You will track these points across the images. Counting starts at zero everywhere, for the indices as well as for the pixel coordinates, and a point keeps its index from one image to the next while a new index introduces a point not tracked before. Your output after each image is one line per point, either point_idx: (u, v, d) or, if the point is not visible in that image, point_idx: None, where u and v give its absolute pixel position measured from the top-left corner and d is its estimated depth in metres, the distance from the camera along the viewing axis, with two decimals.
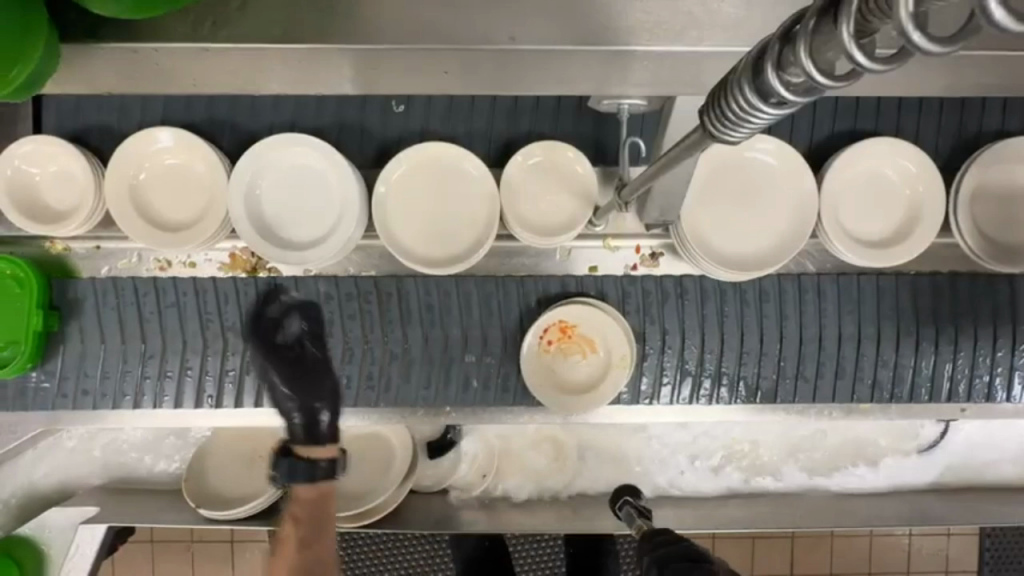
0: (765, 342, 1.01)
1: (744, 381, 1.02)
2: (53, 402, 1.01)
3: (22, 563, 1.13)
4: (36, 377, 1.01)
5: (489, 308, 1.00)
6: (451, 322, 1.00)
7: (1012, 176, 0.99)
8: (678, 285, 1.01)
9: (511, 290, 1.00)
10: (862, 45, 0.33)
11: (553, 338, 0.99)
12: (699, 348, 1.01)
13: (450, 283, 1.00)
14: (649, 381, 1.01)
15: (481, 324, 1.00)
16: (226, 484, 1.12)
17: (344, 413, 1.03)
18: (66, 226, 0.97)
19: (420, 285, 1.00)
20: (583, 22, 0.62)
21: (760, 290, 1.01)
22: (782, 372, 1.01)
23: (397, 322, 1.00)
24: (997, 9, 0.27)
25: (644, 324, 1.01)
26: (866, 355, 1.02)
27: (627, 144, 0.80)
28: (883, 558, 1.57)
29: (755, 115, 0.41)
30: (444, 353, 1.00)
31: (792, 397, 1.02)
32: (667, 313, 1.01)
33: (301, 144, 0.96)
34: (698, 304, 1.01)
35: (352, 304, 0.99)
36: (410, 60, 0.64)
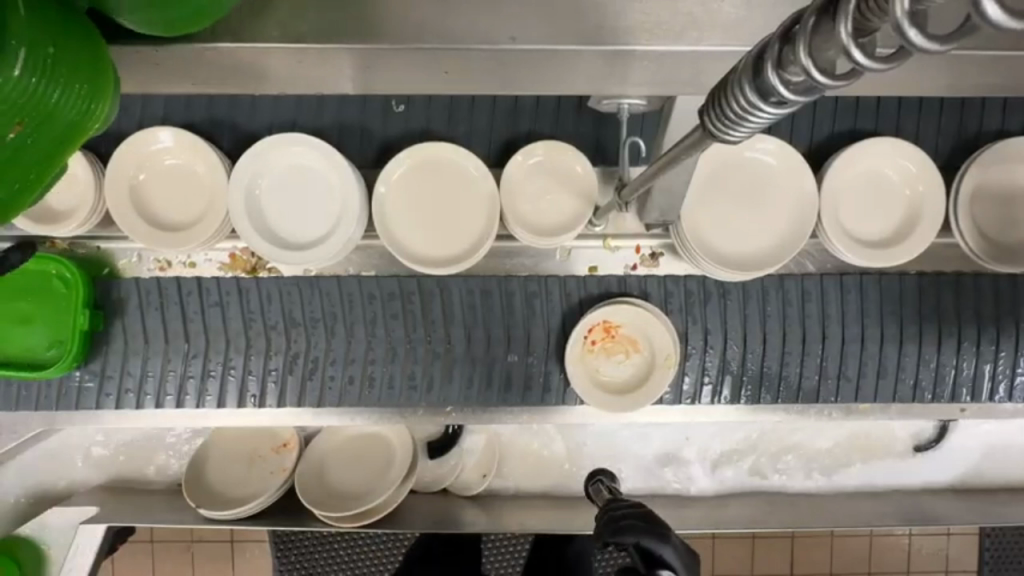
0: (806, 342, 1.01)
1: (786, 381, 1.02)
2: (99, 401, 1.02)
3: (22, 563, 1.14)
4: (82, 377, 1.01)
5: (531, 308, 1.01)
6: (494, 321, 1.00)
7: (1012, 176, 0.99)
8: (720, 285, 1.01)
9: (554, 289, 1.01)
10: (861, 44, 0.33)
11: (598, 337, 1.00)
12: (742, 348, 1.01)
13: (493, 281, 1.00)
14: (692, 381, 1.02)
15: (524, 325, 1.00)
16: (226, 483, 1.12)
17: (345, 415, 1.02)
18: (65, 227, 0.97)
19: (463, 284, 1.00)
20: (583, 21, 0.62)
21: (802, 290, 1.01)
22: (824, 373, 1.02)
23: (440, 322, 1.00)
24: (990, 6, 0.27)
25: (686, 324, 1.01)
26: (908, 355, 1.02)
27: (628, 144, 0.80)
28: (882, 558, 1.58)
29: (754, 115, 0.41)
30: (488, 353, 1.00)
31: (833, 397, 1.02)
32: (710, 312, 1.01)
33: (300, 144, 0.96)
34: (741, 304, 1.01)
35: (395, 304, 1.00)
36: (410, 60, 0.64)
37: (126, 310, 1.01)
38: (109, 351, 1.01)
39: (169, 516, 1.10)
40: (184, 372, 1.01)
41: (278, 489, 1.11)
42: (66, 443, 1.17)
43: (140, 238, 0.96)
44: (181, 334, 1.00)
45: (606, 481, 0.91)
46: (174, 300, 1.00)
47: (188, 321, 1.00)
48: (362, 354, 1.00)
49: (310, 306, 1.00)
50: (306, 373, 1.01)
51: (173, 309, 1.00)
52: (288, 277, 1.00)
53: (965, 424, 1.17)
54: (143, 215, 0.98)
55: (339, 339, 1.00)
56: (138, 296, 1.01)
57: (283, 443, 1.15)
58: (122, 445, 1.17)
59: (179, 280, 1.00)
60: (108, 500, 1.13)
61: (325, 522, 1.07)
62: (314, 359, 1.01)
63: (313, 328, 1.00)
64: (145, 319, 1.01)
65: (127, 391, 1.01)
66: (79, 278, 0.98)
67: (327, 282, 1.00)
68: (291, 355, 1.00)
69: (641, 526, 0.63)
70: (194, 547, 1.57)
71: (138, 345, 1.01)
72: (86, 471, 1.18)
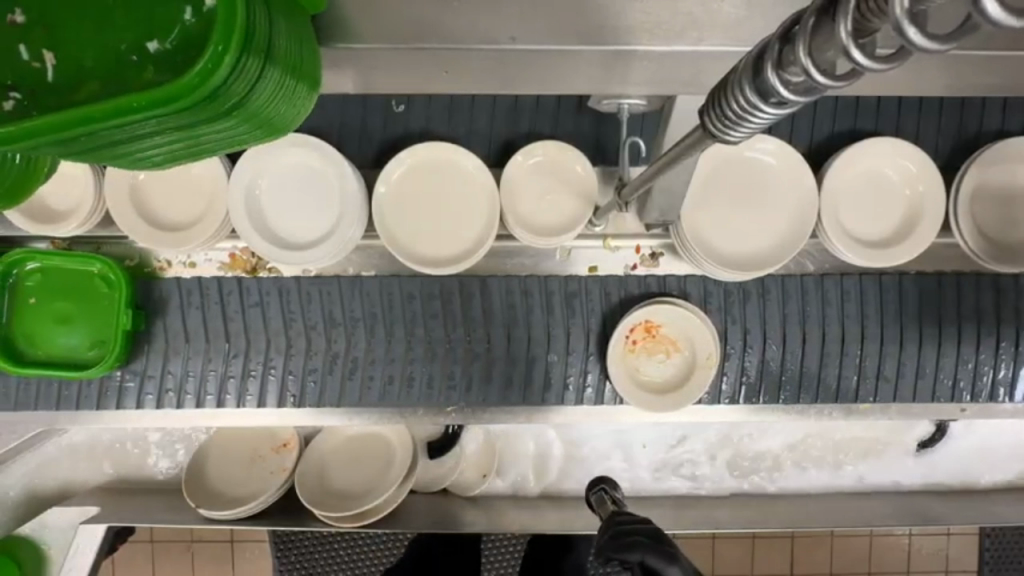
0: (845, 342, 1.00)
1: (824, 382, 1.01)
2: (139, 401, 1.02)
3: (22, 563, 1.14)
4: (122, 376, 1.01)
5: (571, 307, 1.00)
6: (535, 322, 0.99)
7: (1012, 176, 0.99)
8: (759, 285, 1.01)
9: (594, 290, 1.01)
10: (861, 44, 0.33)
11: (638, 337, 1.01)
12: (781, 349, 1.00)
13: (534, 282, 1.00)
14: (730, 381, 1.02)
15: (564, 323, 1.00)
16: (226, 483, 1.12)
17: (345, 416, 1.02)
18: (65, 226, 0.97)
19: (503, 284, 1.00)
20: (584, 21, 0.62)
21: (841, 290, 1.01)
22: (864, 372, 1.01)
23: (480, 322, 0.99)
24: (990, 3, 0.27)
25: (725, 324, 1.01)
26: (947, 355, 1.02)
27: (628, 144, 0.80)
28: (882, 558, 1.58)
29: (755, 115, 0.41)
30: (529, 352, 0.99)
31: (872, 397, 1.02)
32: (749, 313, 1.01)
33: (299, 144, 0.96)
34: (780, 303, 1.01)
35: (435, 304, 1.00)
36: (411, 60, 0.65)
37: (167, 310, 1.01)
38: (150, 350, 1.01)
39: (168, 516, 1.10)
40: (224, 372, 1.01)
41: (278, 489, 1.11)
42: (65, 443, 1.17)
43: (140, 237, 0.96)
44: (222, 334, 1.00)
45: (608, 492, 0.87)
46: (215, 300, 1.00)
47: (228, 321, 1.00)
48: (401, 354, 1.00)
49: (350, 306, 1.00)
50: (345, 373, 1.00)
51: (214, 309, 1.00)
52: (327, 277, 1.00)
53: (965, 424, 1.17)
54: (142, 214, 0.98)
55: (379, 339, 1.00)
56: (179, 296, 1.01)
57: (283, 443, 1.15)
58: (122, 445, 1.17)
59: (220, 279, 1.00)
60: (108, 500, 1.13)
61: (325, 522, 1.07)
62: (353, 359, 1.00)
63: (353, 328, 1.00)
64: (186, 319, 1.01)
65: (167, 391, 1.01)
66: (122, 279, 0.98)
67: (367, 282, 1.00)
68: (331, 355, 1.00)
69: (647, 543, 0.62)
70: (194, 547, 1.57)
71: (180, 345, 1.01)
72: (85, 471, 1.18)
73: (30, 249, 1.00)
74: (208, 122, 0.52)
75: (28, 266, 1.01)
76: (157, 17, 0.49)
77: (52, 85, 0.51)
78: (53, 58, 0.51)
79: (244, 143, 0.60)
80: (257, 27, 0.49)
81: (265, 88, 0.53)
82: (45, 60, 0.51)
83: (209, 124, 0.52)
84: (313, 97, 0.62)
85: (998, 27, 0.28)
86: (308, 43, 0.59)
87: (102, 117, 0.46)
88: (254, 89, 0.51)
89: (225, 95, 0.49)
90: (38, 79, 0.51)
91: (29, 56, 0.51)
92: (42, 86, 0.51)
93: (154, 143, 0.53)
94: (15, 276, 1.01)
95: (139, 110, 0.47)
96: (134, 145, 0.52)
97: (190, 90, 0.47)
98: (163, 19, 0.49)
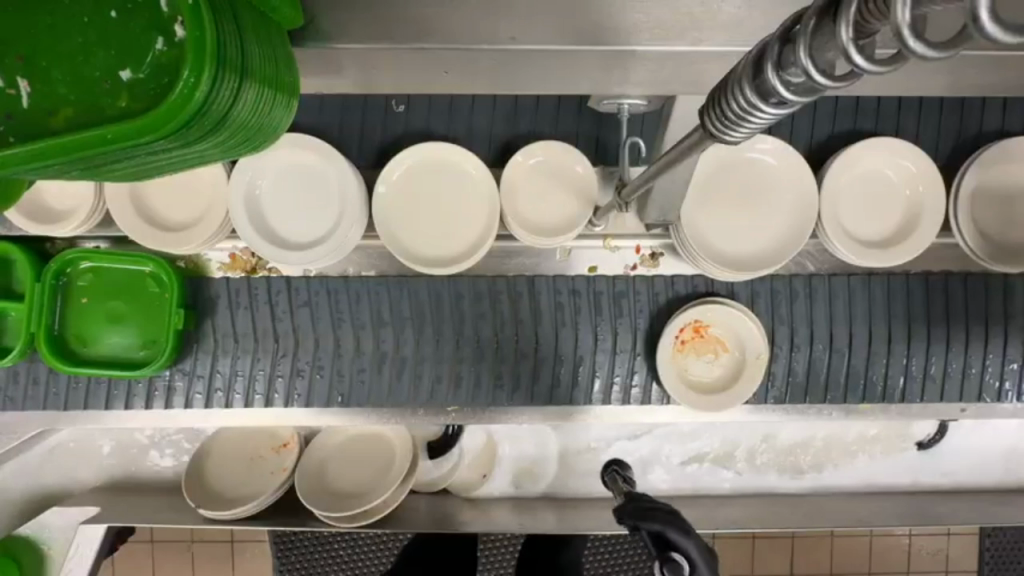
0: (892, 342, 1.01)
1: (872, 381, 1.02)
2: (188, 400, 1.02)
3: (21, 562, 1.13)
4: (171, 376, 1.02)
5: (619, 306, 1.01)
6: (583, 322, 1.00)
7: (1013, 176, 0.99)
8: (808, 286, 1.01)
9: (642, 290, 1.01)
10: (861, 47, 0.33)
11: (687, 336, 1.02)
12: (827, 349, 1.01)
13: (583, 282, 1.00)
14: (779, 382, 1.02)
15: (612, 321, 1.00)
16: (229, 484, 1.12)
17: (347, 416, 1.03)
18: (65, 227, 0.96)
19: (551, 285, 1.00)
20: (585, 22, 0.63)
21: (888, 290, 1.01)
22: (911, 372, 1.02)
23: (529, 322, 1.00)
24: (989, 24, 0.27)
25: (773, 324, 1.02)
26: (995, 354, 1.02)
27: (627, 144, 0.80)
28: (882, 558, 1.58)
29: (754, 115, 0.41)
30: (576, 352, 1.00)
31: (920, 397, 1.03)
32: (798, 313, 1.02)
33: (300, 145, 0.96)
34: (828, 304, 1.01)
35: (482, 305, 1.00)
36: (412, 60, 0.65)
37: (216, 311, 1.01)
38: (199, 350, 1.01)
39: (168, 517, 1.10)
40: (272, 371, 1.01)
41: (278, 489, 1.10)
42: (65, 443, 1.17)
43: (141, 237, 0.96)
44: (270, 335, 1.00)
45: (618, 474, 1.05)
46: (263, 300, 1.00)
47: (277, 321, 1.00)
48: (449, 354, 1.00)
49: (398, 307, 1.00)
50: (393, 372, 1.01)
51: (262, 310, 1.00)
52: (377, 278, 1.01)
53: (965, 425, 1.17)
54: (143, 215, 0.97)
55: (427, 339, 1.00)
56: (227, 296, 1.01)
57: (283, 443, 1.15)
58: (121, 445, 1.17)
59: (269, 280, 1.00)
60: (108, 500, 1.13)
61: (325, 522, 1.07)
62: (402, 358, 1.00)
63: (401, 328, 1.00)
64: (234, 320, 1.01)
65: (216, 391, 1.02)
66: (174, 276, 0.97)
67: (415, 283, 1.00)
68: (379, 355, 1.00)
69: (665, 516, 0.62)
70: (194, 547, 1.57)
71: (229, 344, 1.01)
72: (85, 471, 1.18)
73: (85, 249, 0.99)
74: (186, 145, 0.52)
75: (82, 265, 1.01)
76: (129, 45, 0.49)
77: (29, 113, 0.51)
78: (29, 85, 0.51)
79: (227, 155, 0.60)
80: (228, 48, 0.49)
81: (243, 106, 0.53)
82: (19, 87, 0.51)
83: (187, 147, 0.53)
84: (294, 104, 0.62)
85: (993, 42, 0.29)
86: (285, 48, 0.59)
87: (79, 147, 0.47)
88: (230, 112, 0.51)
89: (200, 121, 0.49)
90: (13, 106, 0.51)
91: (4, 83, 0.51)
92: (17, 115, 0.51)
93: (134, 164, 0.54)
94: (69, 275, 1.01)
95: (113, 142, 0.47)
96: (117, 166, 0.53)
97: (165, 122, 0.47)
98: (136, 47, 0.49)
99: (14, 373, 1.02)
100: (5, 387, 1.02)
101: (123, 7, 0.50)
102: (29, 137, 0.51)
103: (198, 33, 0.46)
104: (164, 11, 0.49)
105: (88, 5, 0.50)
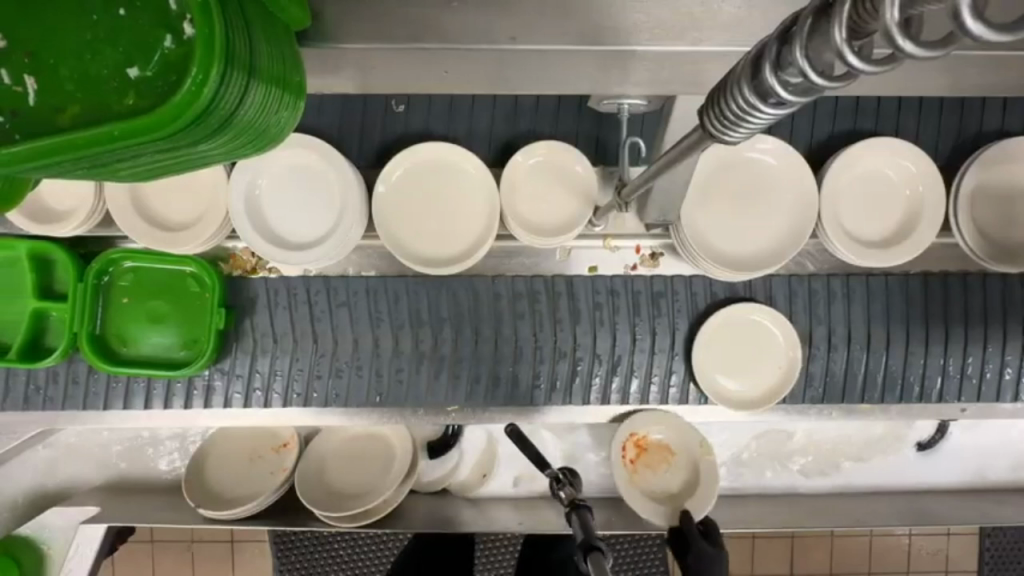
0: (930, 343, 1.02)
1: (909, 381, 1.03)
2: (227, 399, 1.02)
3: (22, 563, 1.13)
4: (210, 375, 1.01)
5: (658, 305, 1.01)
6: (622, 323, 1.00)
7: (1015, 176, 0.99)
8: (845, 285, 1.01)
9: (681, 289, 1.02)
10: (855, 48, 0.33)
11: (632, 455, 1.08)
12: (865, 350, 1.02)
13: (621, 282, 1.01)
14: (818, 384, 1.03)
15: (651, 319, 1.01)
16: (235, 485, 1.12)
17: (348, 416, 1.03)
18: (65, 226, 0.96)
19: (590, 284, 1.00)
20: (586, 22, 0.63)
21: (926, 289, 1.02)
22: (947, 372, 1.03)
23: (567, 322, 1.00)
24: (973, 22, 0.28)
25: (811, 324, 1.02)
26: None
27: (627, 144, 0.79)
28: (882, 558, 1.58)
29: (754, 116, 0.41)
30: (614, 352, 1.00)
31: (956, 397, 1.03)
32: (835, 313, 1.02)
33: (299, 144, 0.96)
34: (865, 304, 1.01)
35: (522, 304, 1.00)
36: (412, 61, 0.65)
37: (255, 310, 1.01)
38: (238, 350, 1.01)
39: (169, 516, 1.10)
40: (311, 371, 1.01)
41: (278, 489, 1.10)
42: (66, 444, 1.17)
43: (140, 236, 0.96)
44: (308, 335, 1.00)
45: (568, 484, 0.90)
46: (302, 300, 1.00)
47: (316, 321, 1.00)
48: (488, 354, 1.00)
49: (436, 307, 1.00)
50: (432, 372, 1.00)
51: (301, 310, 1.00)
52: (416, 279, 1.01)
53: (965, 424, 1.17)
54: (142, 214, 0.97)
55: (465, 339, 1.00)
56: (266, 296, 1.01)
57: (283, 443, 1.15)
58: (122, 445, 1.17)
59: (308, 279, 1.01)
60: (109, 500, 1.13)
61: (325, 521, 1.07)
62: (440, 357, 1.00)
63: (439, 328, 1.00)
64: (273, 319, 1.01)
65: (254, 390, 1.02)
66: (214, 276, 0.98)
67: (453, 282, 1.00)
68: (417, 353, 1.00)
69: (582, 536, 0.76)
70: (194, 547, 1.57)
71: (267, 343, 1.01)
72: (86, 472, 1.18)
73: (129, 249, 0.99)
74: (191, 145, 0.52)
75: (124, 265, 1.01)
76: (137, 42, 0.49)
77: (36, 110, 0.51)
78: (36, 82, 0.51)
79: (233, 157, 0.60)
80: (235, 43, 0.49)
81: (249, 106, 0.52)
82: (26, 85, 0.51)
83: (193, 146, 0.53)
84: (303, 105, 0.62)
85: (980, 41, 0.30)
86: (292, 52, 0.59)
87: (84, 143, 0.47)
88: (236, 111, 0.51)
89: (207, 118, 0.49)
90: (19, 103, 0.51)
91: (11, 80, 0.51)
92: (23, 112, 0.51)
93: (143, 163, 0.54)
94: (112, 275, 1.01)
95: (121, 138, 0.47)
96: (123, 164, 0.53)
97: (171, 118, 0.47)
98: (144, 44, 0.49)
99: (55, 372, 1.02)
100: (44, 387, 1.02)
101: (131, 5, 0.50)
102: (33, 134, 0.51)
103: (206, 30, 0.46)
104: (173, 10, 0.49)
105: (96, 3, 0.50)
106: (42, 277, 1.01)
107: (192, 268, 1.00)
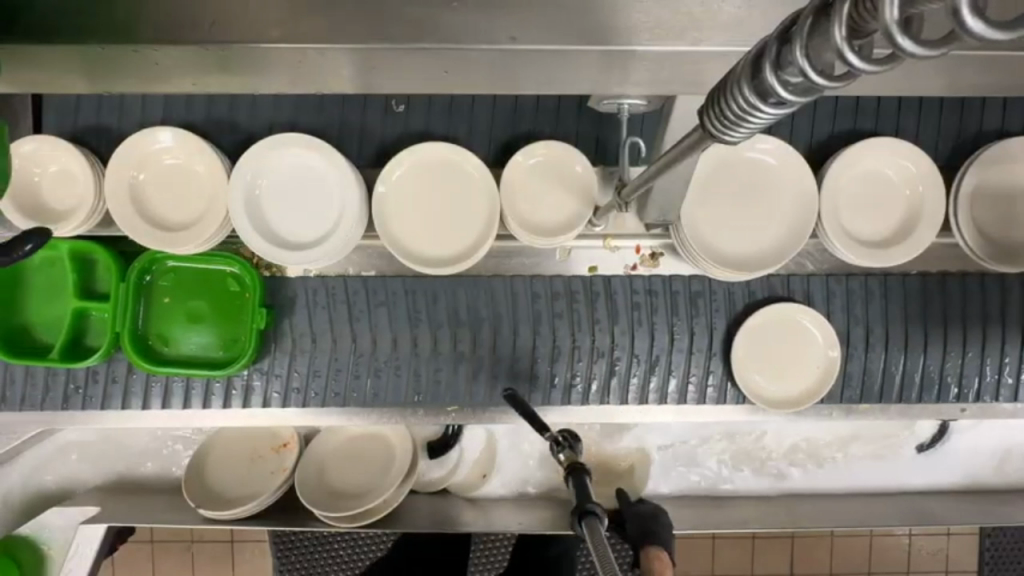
0: (968, 343, 1.02)
1: (948, 380, 1.03)
2: (265, 400, 1.02)
3: (22, 563, 1.14)
4: (249, 375, 1.01)
5: (695, 305, 1.01)
6: (660, 321, 1.01)
7: (1016, 176, 0.99)
8: (882, 285, 1.02)
9: (718, 289, 1.02)
10: (856, 47, 0.34)
11: None
12: (902, 350, 1.02)
13: (658, 282, 1.01)
14: (857, 384, 1.03)
15: (689, 319, 1.01)
16: (260, 485, 1.12)
17: (360, 416, 1.03)
18: (65, 227, 0.95)
19: (627, 284, 1.01)
20: (589, 23, 0.64)
21: (963, 289, 1.02)
22: (984, 372, 1.03)
23: (605, 322, 1.01)
24: (972, 20, 0.29)
25: (848, 324, 1.02)
26: None
27: (627, 144, 0.79)
28: (882, 557, 1.58)
29: (754, 115, 0.41)
30: (651, 352, 1.01)
31: (991, 397, 1.04)
32: (873, 313, 1.02)
33: (297, 144, 0.95)
34: (902, 304, 1.02)
35: (560, 304, 1.00)
36: (412, 61, 0.66)
37: (294, 310, 1.01)
38: (277, 350, 1.01)
39: (170, 516, 1.10)
40: (350, 371, 1.01)
41: (278, 489, 1.10)
42: (65, 444, 1.17)
43: (142, 237, 0.95)
44: (348, 334, 1.00)
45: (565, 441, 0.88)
46: (341, 300, 1.01)
47: (354, 321, 1.01)
48: (528, 353, 1.00)
49: (476, 306, 1.00)
50: (472, 371, 1.01)
51: (341, 309, 1.01)
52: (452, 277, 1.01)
53: (966, 424, 1.17)
54: (140, 214, 0.97)
55: (505, 338, 1.00)
56: (305, 297, 1.01)
57: (283, 443, 1.15)
58: (120, 445, 1.17)
59: (347, 279, 1.01)
60: (108, 500, 1.13)
61: (324, 522, 1.07)
62: (479, 357, 1.01)
63: (478, 328, 1.00)
64: (312, 319, 1.01)
65: (293, 390, 1.01)
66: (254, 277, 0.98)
67: (491, 281, 1.01)
68: (456, 353, 1.01)
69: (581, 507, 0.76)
70: (194, 547, 1.57)
71: (306, 343, 1.01)
72: (85, 471, 1.17)
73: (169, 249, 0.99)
74: None
75: (167, 264, 1.00)
76: None
77: None
78: None
79: None
80: None
81: None
82: None
83: None
84: None
85: (980, 39, 0.30)
86: None
87: None
88: None
89: None
90: None
91: None
92: None
93: None
94: (153, 275, 1.00)
95: None
96: None
97: None
98: None
99: (94, 372, 1.02)
100: (84, 387, 1.02)
101: None
102: None
103: None
104: None
105: None
106: (82, 278, 1.02)
107: (234, 269, 1.00)
